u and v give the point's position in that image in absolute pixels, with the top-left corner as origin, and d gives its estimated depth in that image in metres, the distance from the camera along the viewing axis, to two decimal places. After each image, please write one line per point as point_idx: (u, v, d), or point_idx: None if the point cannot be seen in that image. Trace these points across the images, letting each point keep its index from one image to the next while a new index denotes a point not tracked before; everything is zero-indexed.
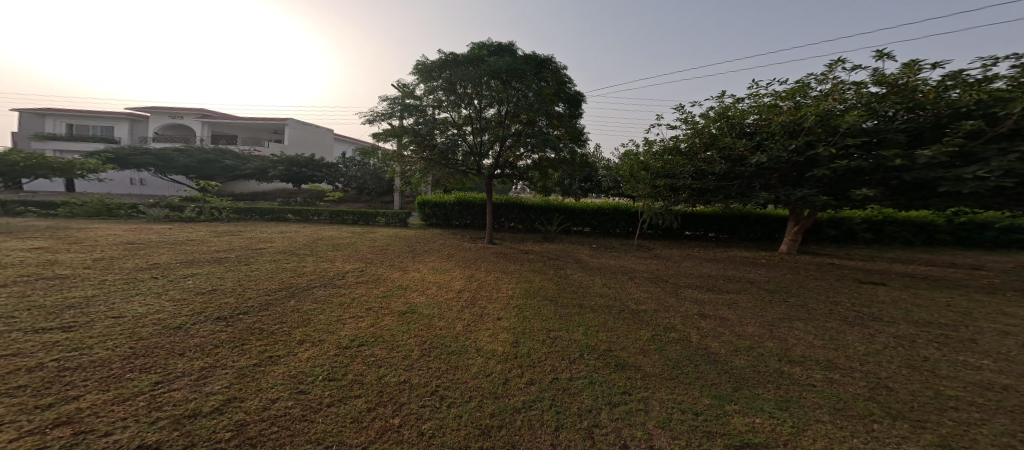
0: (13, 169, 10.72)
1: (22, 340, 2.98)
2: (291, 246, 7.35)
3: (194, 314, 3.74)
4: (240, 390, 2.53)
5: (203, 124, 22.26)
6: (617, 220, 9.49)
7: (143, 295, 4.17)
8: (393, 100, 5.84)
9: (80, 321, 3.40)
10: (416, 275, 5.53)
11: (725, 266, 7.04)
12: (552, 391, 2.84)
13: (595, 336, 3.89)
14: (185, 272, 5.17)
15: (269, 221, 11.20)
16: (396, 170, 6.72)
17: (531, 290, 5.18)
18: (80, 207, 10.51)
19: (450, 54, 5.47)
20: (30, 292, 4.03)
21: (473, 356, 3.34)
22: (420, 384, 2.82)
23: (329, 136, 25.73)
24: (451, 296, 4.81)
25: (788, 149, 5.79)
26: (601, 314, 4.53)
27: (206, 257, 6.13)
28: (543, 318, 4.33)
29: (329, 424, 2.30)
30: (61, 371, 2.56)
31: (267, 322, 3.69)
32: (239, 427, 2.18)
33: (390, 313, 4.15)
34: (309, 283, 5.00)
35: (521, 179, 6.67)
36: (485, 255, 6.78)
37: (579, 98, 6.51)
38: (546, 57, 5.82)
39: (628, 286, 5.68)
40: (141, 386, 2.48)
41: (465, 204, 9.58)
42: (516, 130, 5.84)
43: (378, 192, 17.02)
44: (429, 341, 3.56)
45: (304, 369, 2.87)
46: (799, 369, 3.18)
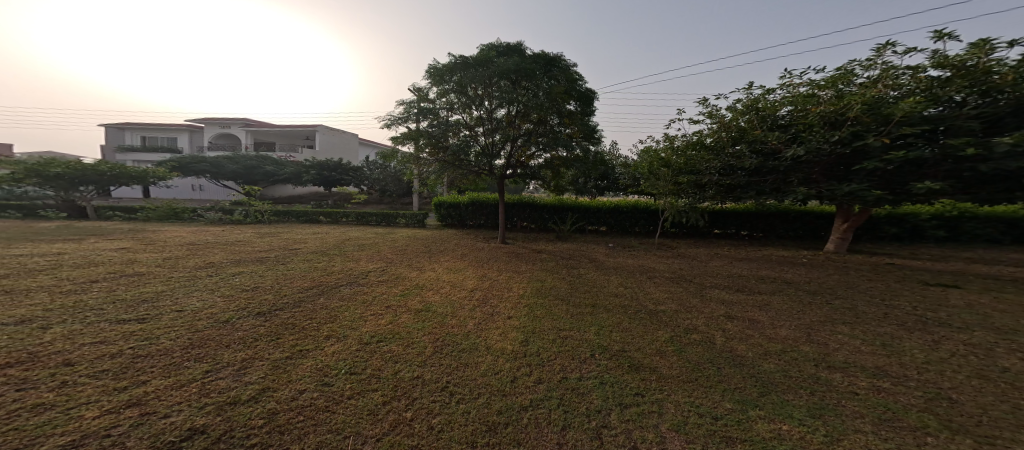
0: (100, 177, 11.71)
1: (107, 329, 3.36)
2: (322, 246, 7.74)
3: (239, 309, 4.06)
4: (274, 381, 2.73)
5: (248, 132, 23.77)
6: (635, 219, 9.31)
7: (200, 290, 4.58)
8: (409, 104, 6.00)
9: (150, 314, 3.77)
10: (432, 274, 5.68)
11: (756, 266, 6.74)
12: (560, 390, 2.86)
13: (608, 336, 3.87)
14: (233, 271, 5.60)
15: (303, 222, 11.84)
16: (413, 172, 6.87)
17: (544, 290, 5.19)
18: (153, 211, 11.63)
19: (459, 57, 5.59)
20: (114, 287, 4.54)
21: (483, 354, 3.41)
22: (432, 380, 2.93)
23: (354, 140, 26.71)
24: (470, 294, 4.93)
25: (830, 141, 5.45)
26: (616, 314, 4.49)
27: (252, 257, 6.60)
28: (555, 317, 4.34)
29: (348, 416, 2.43)
30: (132, 358, 2.87)
31: (300, 318, 3.94)
32: (271, 415, 2.36)
33: (407, 311, 4.31)
34: (337, 282, 5.27)
35: (533, 178, 6.69)
36: (497, 254, 6.86)
37: (591, 95, 6.48)
38: (555, 56, 5.82)
39: (648, 287, 5.58)
40: (195, 373, 2.73)
41: (478, 205, 9.73)
42: (526, 130, 5.87)
43: (398, 194, 17.63)
44: (442, 339, 3.68)
45: (329, 363, 3.05)
46: (841, 376, 3.03)
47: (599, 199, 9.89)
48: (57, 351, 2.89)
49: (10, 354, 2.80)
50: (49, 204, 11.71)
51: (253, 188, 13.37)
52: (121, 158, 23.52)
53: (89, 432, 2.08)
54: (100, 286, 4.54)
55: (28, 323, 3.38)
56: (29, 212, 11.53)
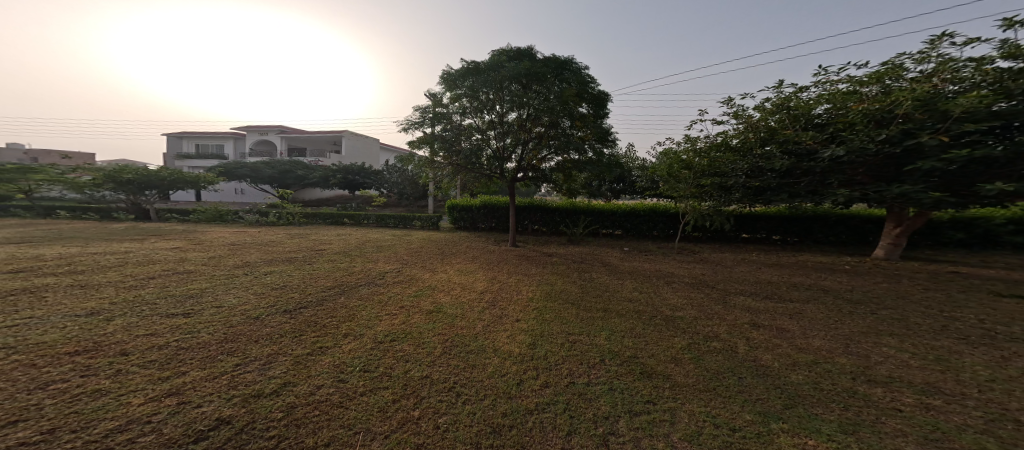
0: (162, 182, 12.70)
1: (158, 322, 3.63)
2: (346, 247, 8.02)
3: (269, 306, 4.28)
4: (295, 376, 2.86)
5: (284, 138, 24.98)
6: (653, 222, 9.10)
7: (237, 288, 4.86)
8: (424, 110, 6.14)
9: (193, 309, 4.03)
10: (444, 276, 5.78)
11: (787, 272, 6.44)
12: (567, 395, 2.84)
13: (620, 341, 3.81)
14: (266, 270, 5.91)
15: (329, 224, 12.30)
16: (428, 176, 7.00)
17: (554, 294, 5.15)
18: (202, 214, 12.43)
19: (471, 63, 5.69)
20: (168, 283, 4.91)
21: (490, 356, 3.45)
22: (440, 380, 2.98)
23: (375, 144, 27.42)
24: (482, 296, 4.97)
25: (876, 140, 5.10)
26: (629, 320, 4.41)
27: (283, 257, 6.93)
28: (564, 321, 4.31)
29: (360, 412, 2.51)
30: (173, 350, 3.08)
31: (322, 316, 4.11)
32: (290, 408, 2.47)
33: (419, 312, 4.40)
34: (357, 282, 5.45)
35: (545, 181, 6.68)
36: (508, 257, 6.89)
37: (603, 97, 6.45)
38: (566, 59, 5.84)
39: (666, 292, 5.44)
40: (226, 366, 2.90)
41: (490, 208, 9.80)
42: (537, 133, 5.88)
43: (415, 197, 18.00)
44: (451, 339, 3.73)
45: (346, 361, 3.16)
46: (882, 391, 2.85)
47: (615, 202, 9.76)
48: (116, 342, 3.15)
49: (79, 343, 3.07)
50: (121, 208, 12.80)
51: (284, 192, 14.01)
52: (175, 164, 25.38)
53: (134, 418, 2.24)
54: (154, 282, 4.91)
55: (95, 315, 3.70)
56: (105, 214, 12.70)
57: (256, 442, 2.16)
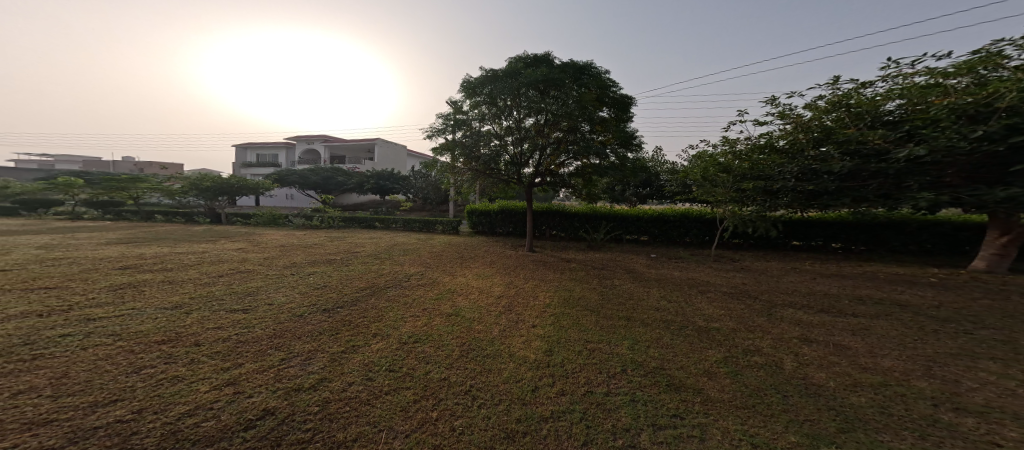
0: (232, 188, 13.93)
1: (224, 316, 3.98)
2: (376, 250, 8.36)
3: (311, 305, 4.55)
4: (330, 372, 2.97)
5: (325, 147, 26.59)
6: (685, 228, 8.72)
7: (285, 286, 5.23)
8: (445, 117, 6.31)
9: (250, 305, 4.36)
10: (463, 279, 5.88)
11: (849, 284, 5.85)
12: (584, 404, 2.73)
13: (643, 352, 3.62)
14: (308, 270, 6.31)
15: (362, 227, 12.87)
16: (449, 182, 7.13)
17: (572, 300, 5.08)
18: (258, 218, 13.28)
19: (490, 70, 5.81)
20: (233, 280, 5.40)
21: (506, 361, 3.41)
22: (456, 383, 2.98)
23: (403, 150, 28.33)
24: (500, 302, 4.98)
25: (967, 138, 4.32)
26: (654, 329, 4.21)
27: (325, 258, 7.38)
28: (582, 328, 4.21)
29: (384, 410, 2.55)
30: (233, 343, 3.34)
31: (356, 316, 4.30)
32: (324, 403, 2.56)
33: (439, 314, 4.50)
34: (385, 284, 5.67)
35: (564, 186, 6.64)
36: (525, 262, 6.90)
37: (624, 100, 6.43)
38: (584, 63, 5.87)
39: (700, 302, 5.13)
40: (273, 361, 3.09)
41: (507, 213, 9.83)
42: (555, 138, 5.88)
43: (437, 201, 18.41)
44: (468, 343, 3.75)
45: (373, 360, 3.26)
46: (977, 421, 2.45)
47: (641, 208, 9.48)
48: (192, 333, 3.50)
49: (165, 334, 3.42)
50: (201, 212, 14.21)
51: (326, 196, 14.81)
52: (239, 173, 27.99)
53: (199, 404, 2.43)
54: (226, 280, 5.39)
55: (180, 308, 4.12)
56: (189, 218, 14.22)
57: (293, 435, 2.25)
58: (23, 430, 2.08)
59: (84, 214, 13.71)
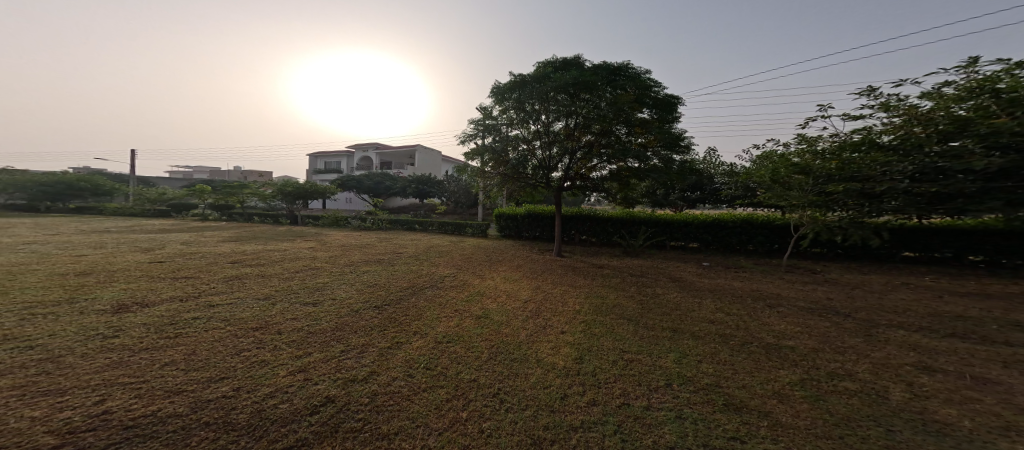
0: (305, 191, 15.25)
1: (299, 309, 3.96)
2: (416, 252, 8.58)
3: (364, 301, 4.36)
4: (378, 366, 2.63)
5: (377, 155, 28.48)
6: (750, 236, 7.91)
7: (347, 282, 5.33)
8: (475, 123, 6.44)
9: (318, 299, 4.33)
10: (491, 282, 5.61)
11: (991, 307, 4.50)
12: (618, 416, 2.10)
13: (693, 365, 2.82)
14: (363, 268, 6.53)
15: (404, 229, 13.39)
16: (479, 186, 7.21)
17: (605, 309, 4.39)
18: (324, 219, 14.57)
19: (519, 76, 5.87)
20: (304, 274, 5.77)
21: (531, 366, 2.69)
22: (484, 384, 2.42)
23: (438, 155, 29.16)
24: (527, 307, 4.33)
25: None
26: (707, 343, 3.33)
27: (375, 258, 7.70)
28: (617, 337, 3.40)
29: (421, 407, 2.15)
30: (305, 333, 3.23)
31: (403, 315, 3.86)
32: (373, 396, 2.24)
33: (467, 317, 3.84)
34: (424, 284, 5.40)
35: (596, 190, 6.45)
36: (554, 267, 6.72)
37: (667, 100, 6.16)
38: (617, 65, 5.78)
39: (764, 316, 4.18)
40: (335, 351, 2.87)
41: (535, 217, 9.78)
42: (586, 142, 5.82)
43: (467, 205, 18.77)
44: (495, 345, 3.05)
45: (415, 357, 2.80)
46: None
47: (691, 213, 8.80)
48: (279, 322, 3.52)
49: (256, 322, 3.48)
50: (285, 214, 15.74)
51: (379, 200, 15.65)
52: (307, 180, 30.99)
53: (278, 387, 2.30)
54: (299, 275, 5.66)
55: (268, 300, 4.27)
56: (275, 219, 15.89)
57: (347, 424, 1.98)
58: (164, 396, 2.14)
59: (206, 214, 15.83)
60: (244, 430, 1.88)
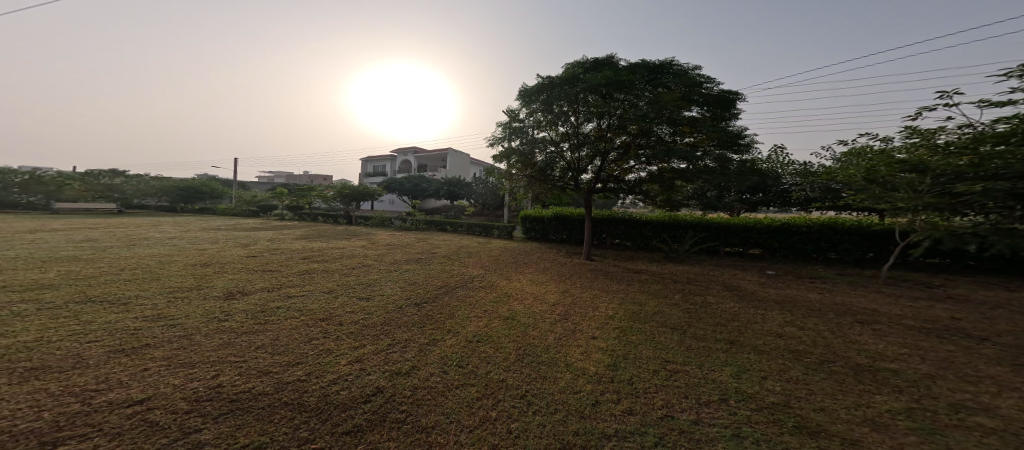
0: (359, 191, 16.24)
1: (354, 303, 4.17)
2: (449, 252, 8.76)
3: (407, 298, 4.51)
4: (416, 362, 2.73)
5: (415, 158, 29.43)
6: (831, 243, 6.70)
7: (393, 279, 5.54)
8: (503, 126, 6.55)
9: (370, 294, 4.57)
10: (518, 285, 5.51)
11: None
12: (660, 428, 1.99)
13: (751, 380, 2.49)
14: (403, 266, 6.75)
15: (438, 229, 13.76)
16: (506, 188, 7.30)
17: (643, 314, 3.96)
18: (369, 220, 15.29)
19: (547, 78, 5.91)
20: (355, 270, 6.07)
21: (561, 370, 2.64)
22: (513, 385, 2.46)
23: (465, 158, 29.45)
24: (556, 309, 4.18)
25: None
26: (761, 354, 2.94)
27: (414, 257, 7.88)
28: (657, 344, 3.11)
29: (455, 403, 2.23)
30: (361, 326, 3.42)
31: (437, 313, 3.98)
32: (414, 389, 2.35)
33: (495, 317, 3.91)
34: (455, 283, 5.53)
35: (631, 192, 6.36)
36: (583, 271, 6.54)
37: (714, 98, 5.95)
38: (657, 64, 5.71)
39: (849, 331, 3.50)
40: (383, 344, 3.02)
41: (562, 219, 9.73)
42: (620, 143, 5.74)
43: (494, 206, 18.94)
44: (523, 348, 3.05)
45: (448, 355, 2.89)
46: None
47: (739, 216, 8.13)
48: (337, 314, 3.74)
49: (322, 313, 3.72)
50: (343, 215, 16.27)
51: (416, 202, 16.13)
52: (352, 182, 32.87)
53: (340, 375, 2.46)
54: (355, 271, 5.97)
55: (329, 293, 4.54)
56: (333, 219, 16.27)
57: (393, 414, 2.09)
58: (257, 375, 2.38)
59: (282, 214, 16.81)
60: (315, 412, 2.05)
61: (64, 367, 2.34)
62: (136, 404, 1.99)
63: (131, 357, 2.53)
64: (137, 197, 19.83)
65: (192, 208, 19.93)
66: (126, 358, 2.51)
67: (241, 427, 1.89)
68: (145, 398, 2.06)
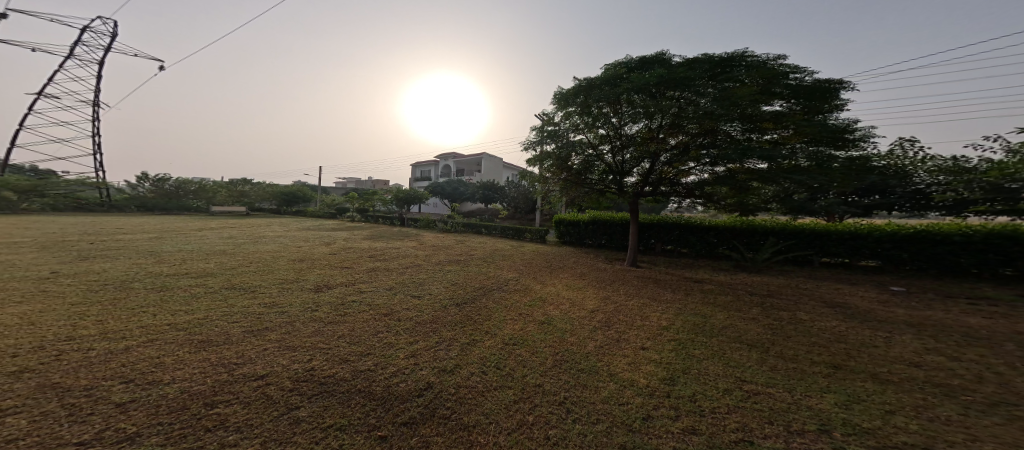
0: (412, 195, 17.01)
1: (406, 300, 4.30)
2: (487, 255, 8.84)
3: (453, 298, 4.57)
4: (459, 360, 2.74)
5: (452, 163, 30.19)
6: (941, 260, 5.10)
7: (437, 279, 5.69)
8: (536, 130, 6.52)
9: (419, 293, 4.67)
10: (554, 289, 5.42)
11: None
12: None
13: (836, 405, 2.20)
14: (445, 267, 6.94)
15: (475, 232, 13.98)
16: (540, 191, 7.21)
17: (699, 323, 3.71)
18: (413, 222, 15.97)
19: (585, 80, 5.82)
20: (403, 268, 6.34)
21: (604, 380, 2.54)
22: (552, 391, 2.39)
23: (498, 162, 29.69)
24: (596, 316, 4.05)
25: None
26: (844, 372, 2.62)
27: (454, 258, 8.07)
28: (720, 357, 2.88)
29: (493, 404, 2.21)
30: (415, 323, 3.50)
31: (477, 314, 4.00)
32: (461, 387, 2.36)
33: (530, 321, 3.85)
34: (489, 285, 5.54)
35: (689, 197, 5.95)
36: (625, 277, 6.25)
37: (805, 90, 5.49)
38: (725, 57, 5.39)
39: (991, 359, 2.85)
40: (431, 342, 3.07)
41: (600, 224, 9.50)
42: (676, 144, 5.46)
43: (527, 210, 18.90)
44: (561, 354, 2.97)
45: (487, 356, 2.89)
46: None
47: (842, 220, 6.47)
48: (395, 309, 3.88)
49: (385, 308, 3.87)
50: (396, 219, 16.74)
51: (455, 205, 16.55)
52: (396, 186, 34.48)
53: (400, 367, 2.54)
54: (407, 270, 6.22)
55: (385, 290, 4.70)
56: (391, 221, 16.80)
57: (440, 410, 2.11)
58: (340, 361, 2.55)
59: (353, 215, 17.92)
60: (382, 400, 2.14)
61: (220, 342, 2.78)
62: (260, 379, 2.27)
63: (258, 337, 2.89)
64: (258, 201, 21.96)
65: (290, 208, 21.74)
66: (256, 338, 2.87)
67: (328, 408, 2.03)
68: (265, 374, 2.33)
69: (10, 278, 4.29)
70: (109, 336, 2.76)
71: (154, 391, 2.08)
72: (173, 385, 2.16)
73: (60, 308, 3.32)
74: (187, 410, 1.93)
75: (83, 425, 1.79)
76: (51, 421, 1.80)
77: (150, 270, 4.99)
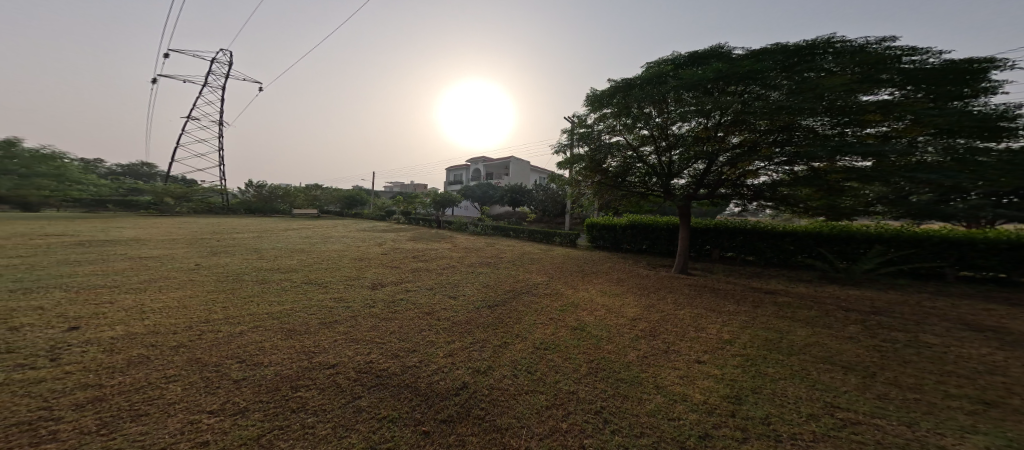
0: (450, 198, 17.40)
1: (442, 300, 4.33)
2: (515, 258, 8.80)
3: (485, 300, 4.55)
4: (493, 362, 2.71)
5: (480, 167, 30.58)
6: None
7: (470, 280, 5.73)
8: (568, 132, 6.40)
9: (453, 294, 4.69)
10: (586, 295, 5.28)
11: None
12: None
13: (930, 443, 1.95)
14: (477, 268, 6.99)
15: (503, 235, 13.98)
16: (570, 193, 6.99)
17: (756, 338, 3.46)
18: (444, 224, 16.30)
19: (624, 80, 5.68)
20: (438, 268, 6.44)
21: (650, 392, 2.41)
22: (586, 400, 2.28)
23: (526, 166, 29.68)
24: (634, 324, 3.88)
25: None
26: (933, 403, 2.33)
27: (485, 260, 8.10)
28: (802, 376, 2.66)
29: (524, 408, 2.14)
30: (453, 323, 3.50)
31: (508, 317, 3.95)
32: (496, 389, 2.32)
33: (563, 326, 3.76)
34: (519, 289, 5.50)
35: (755, 199, 5.58)
36: (671, 284, 5.98)
37: (932, 73, 4.16)
38: (799, 46, 4.81)
39: None
40: (465, 342, 3.06)
41: (638, 228, 9.23)
42: (736, 143, 5.21)
43: (555, 214, 18.71)
44: (596, 362, 2.85)
45: (518, 359, 2.82)
46: None
47: None
48: (440, 308, 3.95)
49: (427, 307, 3.91)
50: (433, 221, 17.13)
51: None
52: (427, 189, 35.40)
53: (439, 365, 2.54)
54: (446, 271, 6.34)
55: (424, 289, 4.78)
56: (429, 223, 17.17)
57: (476, 410, 2.08)
58: (393, 356, 2.60)
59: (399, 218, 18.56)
60: (426, 397, 2.14)
61: (302, 330, 2.93)
62: (331, 367, 2.35)
63: (329, 328, 3.01)
64: (328, 204, 22.96)
65: (351, 211, 22.50)
66: (327, 329, 2.99)
67: (383, 400, 2.07)
68: (336, 363, 2.41)
69: (102, 267, 4.79)
70: (170, 321, 2.97)
71: (259, 372, 2.23)
72: (271, 367, 2.30)
73: (134, 294, 3.64)
74: (280, 391, 2.05)
75: (212, 396, 1.97)
76: (194, 390, 2.01)
77: (209, 263, 5.38)
